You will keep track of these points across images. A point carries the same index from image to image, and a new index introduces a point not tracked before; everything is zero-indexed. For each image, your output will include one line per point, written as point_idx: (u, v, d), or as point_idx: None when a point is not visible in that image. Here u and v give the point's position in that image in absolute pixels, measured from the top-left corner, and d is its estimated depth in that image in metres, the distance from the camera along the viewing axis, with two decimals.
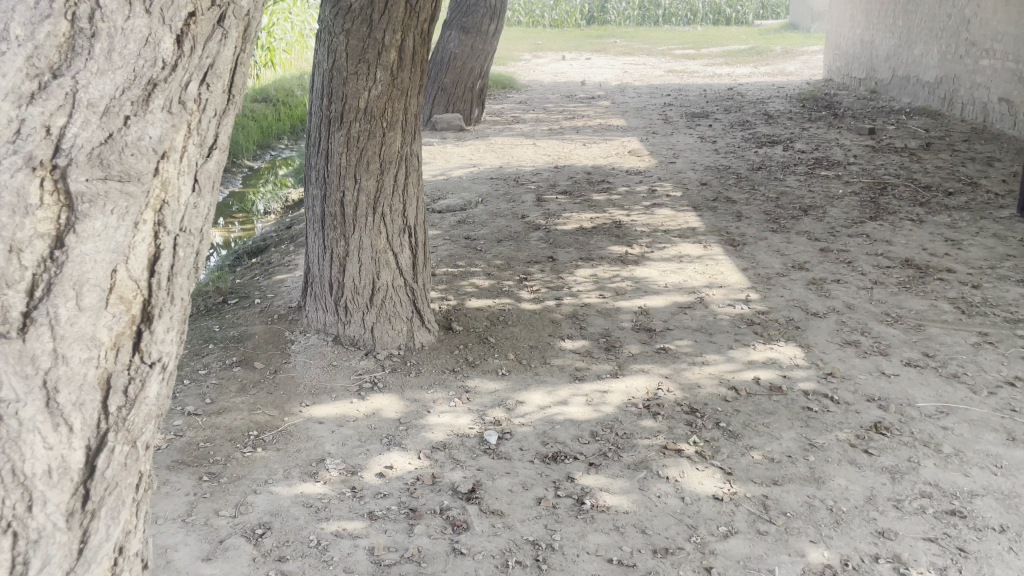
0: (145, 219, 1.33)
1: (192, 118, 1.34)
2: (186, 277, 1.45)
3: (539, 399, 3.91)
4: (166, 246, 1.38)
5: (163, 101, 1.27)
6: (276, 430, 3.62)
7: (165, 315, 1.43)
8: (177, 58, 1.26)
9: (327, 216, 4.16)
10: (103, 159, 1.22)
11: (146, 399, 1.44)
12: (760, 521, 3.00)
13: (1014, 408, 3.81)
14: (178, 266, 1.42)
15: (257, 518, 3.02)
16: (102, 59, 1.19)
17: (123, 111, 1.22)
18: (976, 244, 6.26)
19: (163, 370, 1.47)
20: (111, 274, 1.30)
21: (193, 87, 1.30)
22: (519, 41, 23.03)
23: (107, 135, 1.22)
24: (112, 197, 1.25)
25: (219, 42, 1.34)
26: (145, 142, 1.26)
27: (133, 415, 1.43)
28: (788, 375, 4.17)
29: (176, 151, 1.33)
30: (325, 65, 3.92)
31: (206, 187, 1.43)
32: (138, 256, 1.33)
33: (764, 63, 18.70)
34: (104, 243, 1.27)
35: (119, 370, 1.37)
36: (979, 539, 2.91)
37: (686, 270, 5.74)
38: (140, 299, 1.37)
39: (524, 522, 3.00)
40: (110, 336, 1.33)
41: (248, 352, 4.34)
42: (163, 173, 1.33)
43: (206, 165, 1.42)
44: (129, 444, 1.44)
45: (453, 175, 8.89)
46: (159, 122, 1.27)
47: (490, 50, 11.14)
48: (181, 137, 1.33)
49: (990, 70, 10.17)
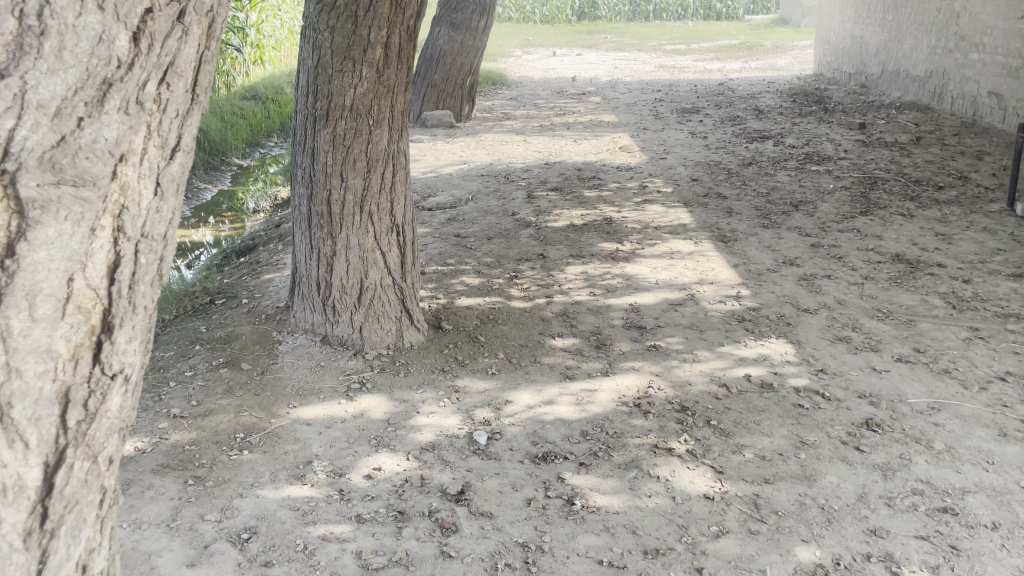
0: (102, 225, 1.29)
1: (152, 118, 1.30)
2: (149, 285, 1.43)
3: (528, 398, 3.88)
4: (126, 253, 1.34)
5: (119, 102, 1.23)
6: (263, 432, 3.58)
7: (127, 325, 1.40)
8: (134, 56, 1.23)
9: (314, 215, 4.12)
10: (55, 162, 1.19)
11: (107, 412, 1.42)
12: (751, 520, 2.98)
13: (1005, 403, 3.80)
14: (140, 274, 1.39)
15: (243, 522, 2.98)
16: (52, 59, 1.16)
17: (75, 113, 1.19)
18: (967, 238, 6.26)
19: (125, 383, 1.44)
20: (67, 283, 1.27)
21: (151, 86, 1.27)
22: (510, 37, 22.98)
23: (59, 137, 1.19)
24: (66, 202, 1.23)
25: (179, 39, 1.30)
26: (100, 144, 1.23)
27: (93, 429, 1.40)
28: (778, 372, 4.15)
29: (135, 153, 1.30)
30: (310, 62, 3.88)
31: (168, 191, 1.40)
32: (97, 264, 1.30)
33: (754, 58, 18.72)
34: (58, 250, 1.24)
35: (79, 383, 1.34)
36: (971, 537, 2.90)
37: (677, 267, 5.71)
38: (100, 309, 1.34)
39: (514, 524, 2.97)
40: (68, 347, 1.30)
41: (234, 353, 4.29)
42: (123, 177, 1.29)
43: (169, 168, 1.39)
44: (90, 459, 1.42)
45: (443, 172, 8.85)
46: (115, 123, 1.24)
47: (480, 46, 11.10)
48: (141, 139, 1.30)
49: (980, 64, 10.20)
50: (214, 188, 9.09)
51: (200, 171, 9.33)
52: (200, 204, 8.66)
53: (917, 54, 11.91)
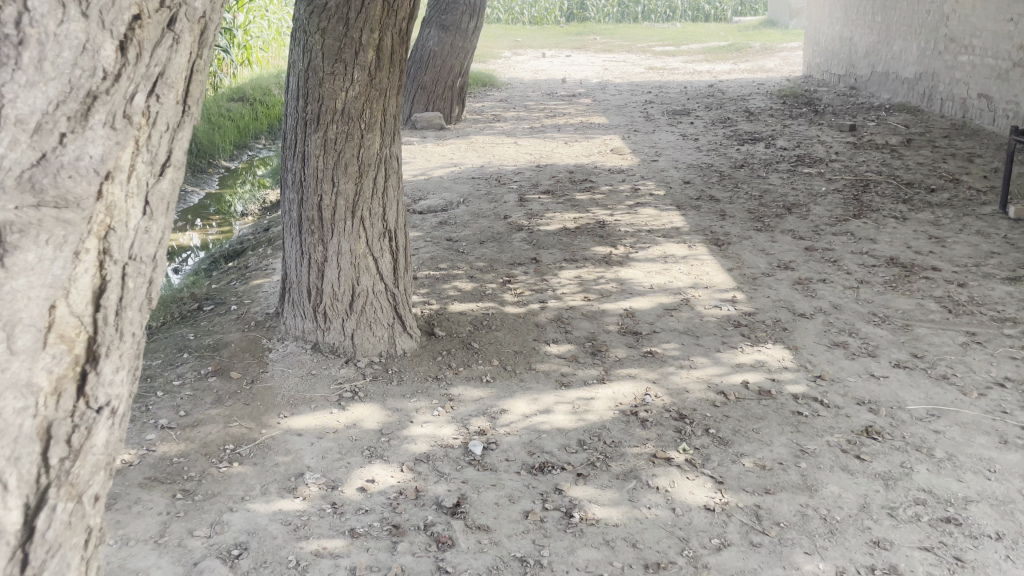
0: (87, 247, 1.24)
1: (140, 133, 1.25)
2: (136, 311, 1.37)
3: (523, 407, 3.81)
4: (113, 276, 1.29)
5: (104, 116, 1.18)
6: (253, 443, 3.50)
7: (113, 354, 1.34)
8: (121, 67, 1.18)
9: (304, 221, 4.04)
10: (35, 183, 1.14)
11: (93, 447, 1.35)
12: (753, 532, 2.93)
13: (1005, 409, 3.77)
14: (127, 299, 1.34)
15: (234, 537, 2.90)
16: (32, 70, 1.10)
17: (57, 128, 1.14)
18: (960, 241, 6.24)
19: (112, 416, 1.38)
20: (48, 311, 1.20)
21: (139, 98, 1.22)
22: (499, 38, 22.93)
23: (40, 155, 1.13)
24: (47, 224, 1.17)
25: (169, 48, 1.25)
26: (84, 162, 1.18)
27: (77, 467, 1.33)
28: (776, 378, 4.11)
29: (123, 170, 1.25)
30: (301, 64, 3.80)
31: (158, 209, 1.35)
32: (81, 289, 1.24)
33: (743, 60, 18.72)
34: (38, 276, 1.18)
35: (61, 418, 1.27)
36: (976, 548, 2.85)
37: (671, 271, 5.66)
38: (84, 337, 1.28)
39: (511, 538, 2.91)
40: (50, 380, 1.24)
41: (223, 362, 4.21)
42: (108, 196, 1.24)
43: (159, 185, 1.34)
44: (74, 499, 1.34)
45: (434, 175, 8.78)
46: (100, 139, 1.19)
47: (470, 48, 11.04)
48: (128, 155, 1.25)
49: (969, 67, 10.21)
50: (201, 191, 8.98)
51: (188, 174, 9.23)
52: (188, 208, 8.55)
53: (906, 56, 11.92)
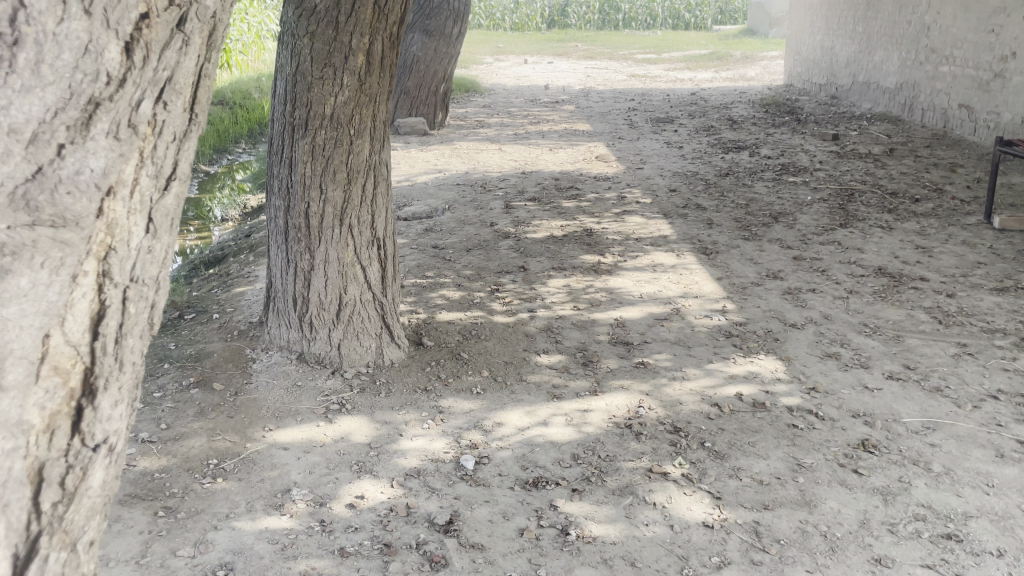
0: (86, 269, 1.18)
1: (145, 143, 1.20)
2: (137, 338, 1.33)
3: (517, 419, 3.74)
4: (113, 300, 1.24)
5: (107, 125, 1.11)
6: (238, 458, 3.40)
7: (111, 387, 1.30)
8: (126, 70, 1.10)
9: (290, 228, 3.95)
10: (30, 199, 1.06)
11: (89, 488, 1.30)
12: (754, 550, 2.87)
13: (1000, 422, 3.74)
14: (127, 325, 1.29)
15: (219, 557, 2.80)
16: (27, 74, 1.01)
17: (56, 138, 1.06)
18: (947, 251, 6.25)
19: (108, 453, 1.33)
20: (43, 341, 1.15)
21: (146, 105, 1.16)
22: (480, 44, 22.89)
23: (36, 168, 1.06)
24: (42, 246, 1.10)
25: (179, 50, 1.19)
26: (84, 176, 1.11)
27: (71, 512, 1.28)
28: (769, 390, 4.06)
29: (125, 184, 1.19)
30: (289, 68, 3.70)
31: (161, 226, 1.30)
32: (78, 316, 1.19)
33: (724, 68, 18.82)
34: (32, 302, 1.11)
35: (54, 458, 1.22)
36: (978, 565, 2.81)
37: (660, 280, 5.61)
38: (80, 369, 1.22)
39: (507, 557, 2.83)
40: (42, 417, 1.18)
41: (206, 372, 4.09)
42: (110, 214, 1.18)
43: (162, 201, 1.28)
44: (67, 548, 1.29)
45: (418, 181, 8.69)
46: (103, 151, 1.12)
47: (454, 54, 10.96)
48: (131, 168, 1.19)
49: (950, 77, 10.30)
50: None
51: None
52: None
53: (887, 65, 12.01)
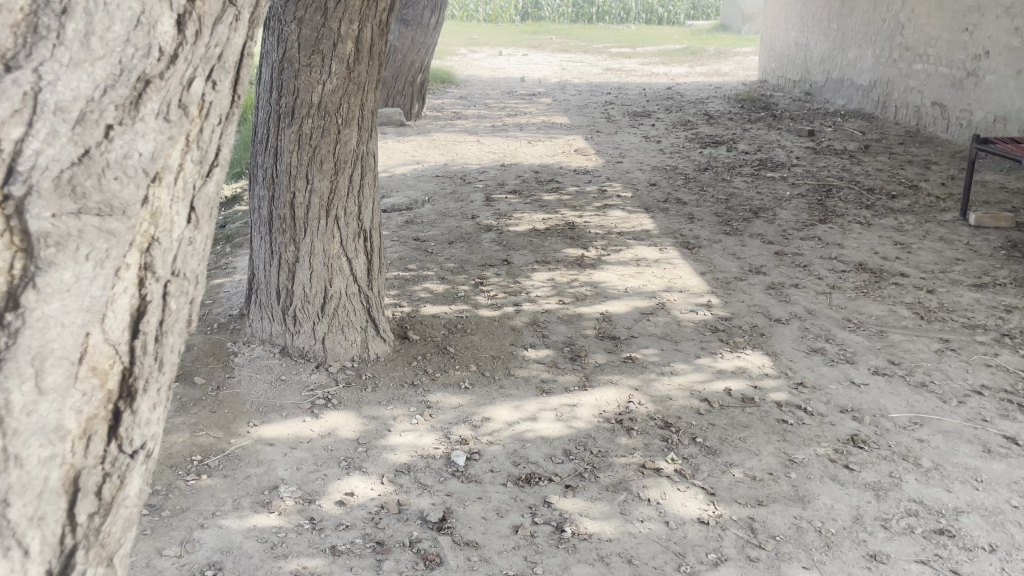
0: (129, 262, 1.11)
1: (192, 126, 1.13)
2: (177, 335, 1.27)
3: (506, 415, 3.69)
4: (153, 295, 1.17)
5: (157, 104, 1.05)
6: (222, 454, 3.31)
7: (150, 390, 1.24)
8: (178, 46, 1.05)
9: (275, 218, 3.86)
10: (77, 184, 1.00)
11: (125, 498, 1.25)
12: (750, 546, 2.86)
13: (985, 418, 3.77)
14: (167, 322, 1.23)
15: (206, 557, 2.72)
16: (77, 46, 0.96)
17: (104, 118, 1.00)
18: (925, 248, 6.31)
19: (145, 459, 1.27)
20: (82, 340, 1.08)
21: (197, 84, 1.10)
22: (454, 35, 22.75)
23: (82, 151, 0.99)
24: (88, 236, 1.04)
25: (229, 26, 1.13)
26: (133, 160, 1.04)
27: (107, 525, 1.23)
28: (757, 385, 4.06)
29: (171, 170, 1.12)
30: (275, 55, 3.60)
31: (202, 217, 1.23)
32: (118, 312, 1.12)
33: (698, 64, 18.89)
34: (75, 297, 1.05)
35: (91, 467, 1.16)
36: (971, 560, 2.83)
37: (645, 275, 5.59)
38: (118, 369, 1.16)
39: (502, 554, 2.79)
40: (79, 422, 1.12)
41: (186, 366, 3.99)
42: (155, 202, 1.11)
43: (205, 188, 1.21)
44: (103, 562, 1.24)
45: (397, 172, 8.60)
46: (152, 134, 1.06)
47: (431, 44, 10.87)
48: (178, 152, 1.12)
49: (923, 75, 10.41)
50: None
51: None
52: None
53: (861, 63, 12.11)
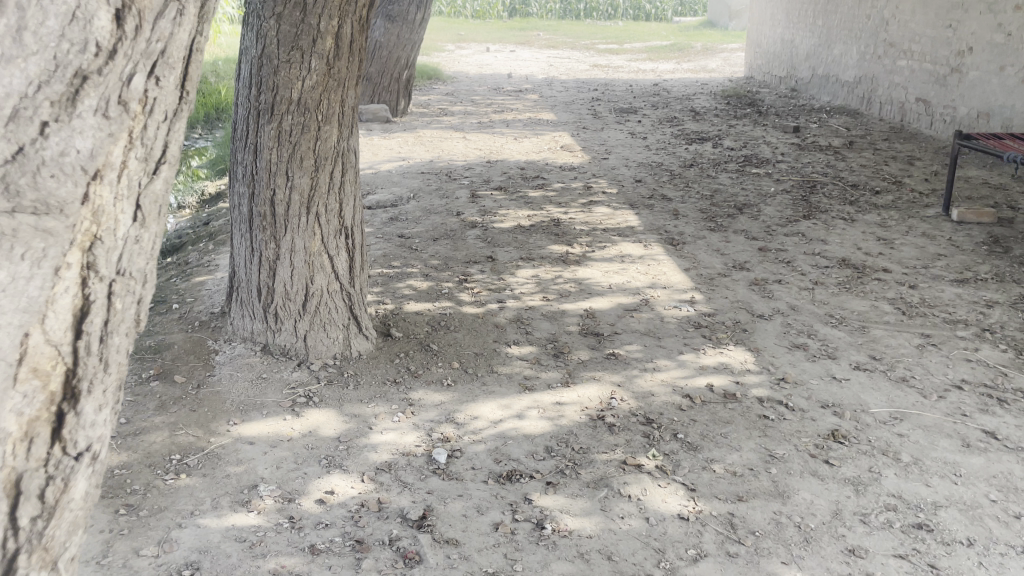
0: (69, 262, 1.10)
1: (135, 123, 1.11)
2: (123, 333, 1.26)
3: (489, 412, 3.69)
4: (97, 295, 1.16)
5: (96, 101, 1.04)
6: (201, 453, 3.29)
7: (96, 390, 1.23)
8: (117, 41, 1.03)
9: (255, 216, 3.83)
10: (9, 183, 0.99)
11: (71, 500, 1.24)
12: (729, 542, 2.87)
13: (965, 412, 3.80)
14: (113, 321, 1.21)
15: (184, 556, 2.71)
16: (9, 41, 0.95)
17: (38, 116, 0.99)
18: (907, 243, 6.34)
19: (92, 461, 1.26)
20: (21, 342, 1.07)
21: (138, 80, 1.09)
22: (441, 32, 22.72)
23: (16, 148, 0.99)
24: (23, 236, 1.03)
25: (174, 20, 1.11)
26: (70, 158, 1.04)
27: (50, 528, 1.22)
28: (739, 381, 4.07)
29: (113, 168, 1.11)
30: (253, 51, 3.57)
31: (150, 215, 1.23)
32: (60, 312, 1.11)
33: (685, 60, 18.93)
34: (11, 299, 1.04)
35: (32, 469, 1.15)
36: (949, 554, 2.84)
37: (629, 271, 5.60)
38: (60, 371, 1.15)
39: (482, 552, 2.78)
40: (19, 425, 1.11)
41: (167, 365, 3.97)
42: (96, 199, 1.10)
43: (152, 185, 1.20)
44: (47, 565, 1.24)
45: (382, 169, 8.58)
46: (90, 131, 1.05)
47: (416, 40, 10.86)
48: (121, 150, 1.10)
49: (908, 71, 10.45)
50: None
51: None
52: None
53: (846, 59, 12.15)
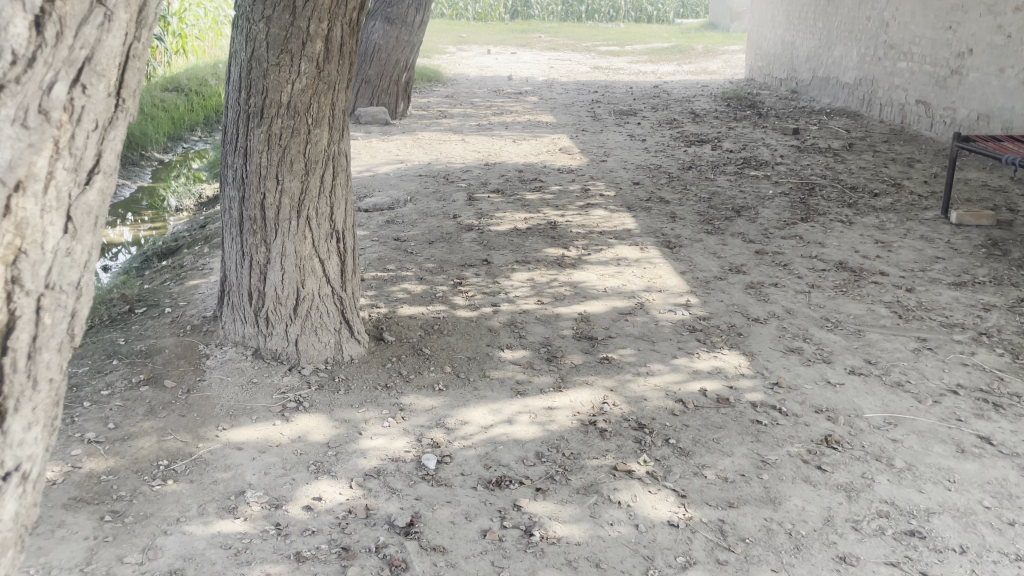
0: None
1: (60, 132, 1.29)
2: (53, 351, 1.43)
3: (480, 417, 3.66)
4: (24, 308, 1.34)
5: (16, 112, 1.22)
6: (189, 459, 3.27)
7: (23, 408, 1.41)
8: (38, 49, 1.22)
9: (245, 220, 3.81)
10: None
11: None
12: (718, 549, 2.84)
13: (960, 417, 3.77)
14: (43, 335, 1.39)
15: (168, 564, 2.69)
16: None
17: None
18: (906, 246, 6.30)
19: (20, 480, 1.45)
20: None
21: (60, 89, 1.26)
22: (442, 34, 22.69)
23: None
24: None
25: (99, 29, 1.30)
26: None
27: None
28: (733, 386, 4.04)
29: (37, 179, 1.28)
30: (243, 54, 3.55)
31: (83, 224, 1.40)
32: None
33: (686, 62, 18.89)
34: None
35: None
36: (941, 562, 2.81)
37: (624, 274, 5.57)
38: None
39: (469, 559, 2.76)
40: None
41: (157, 369, 3.95)
42: (22, 211, 1.28)
43: (83, 196, 1.38)
44: None
45: (380, 171, 8.55)
46: (9, 143, 1.22)
47: (415, 42, 10.83)
48: (44, 160, 1.28)
49: (907, 73, 10.41)
50: (134, 184, 8.76)
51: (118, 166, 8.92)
52: (117, 202, 8.30)
53: (846, 60, 12.11)
